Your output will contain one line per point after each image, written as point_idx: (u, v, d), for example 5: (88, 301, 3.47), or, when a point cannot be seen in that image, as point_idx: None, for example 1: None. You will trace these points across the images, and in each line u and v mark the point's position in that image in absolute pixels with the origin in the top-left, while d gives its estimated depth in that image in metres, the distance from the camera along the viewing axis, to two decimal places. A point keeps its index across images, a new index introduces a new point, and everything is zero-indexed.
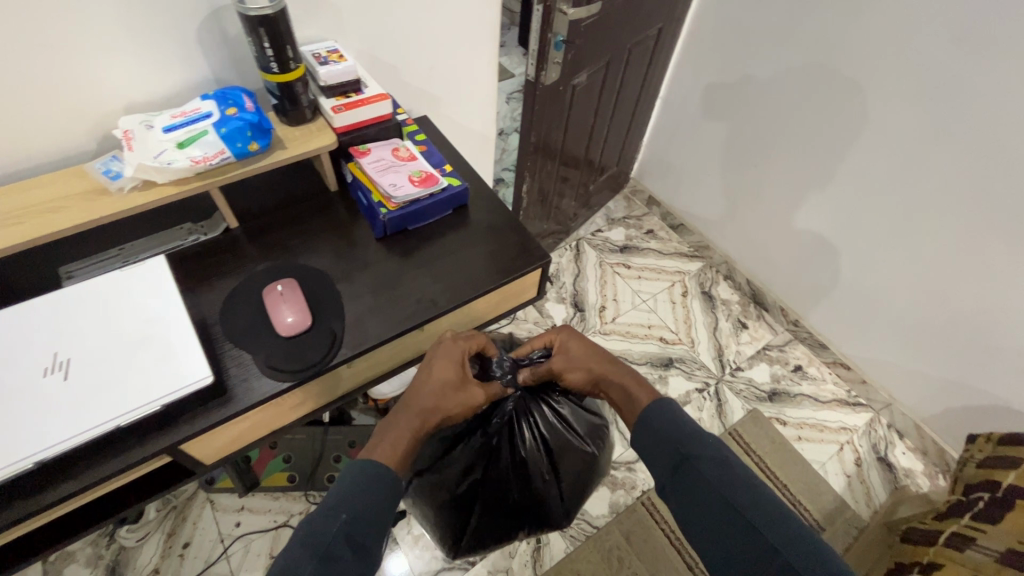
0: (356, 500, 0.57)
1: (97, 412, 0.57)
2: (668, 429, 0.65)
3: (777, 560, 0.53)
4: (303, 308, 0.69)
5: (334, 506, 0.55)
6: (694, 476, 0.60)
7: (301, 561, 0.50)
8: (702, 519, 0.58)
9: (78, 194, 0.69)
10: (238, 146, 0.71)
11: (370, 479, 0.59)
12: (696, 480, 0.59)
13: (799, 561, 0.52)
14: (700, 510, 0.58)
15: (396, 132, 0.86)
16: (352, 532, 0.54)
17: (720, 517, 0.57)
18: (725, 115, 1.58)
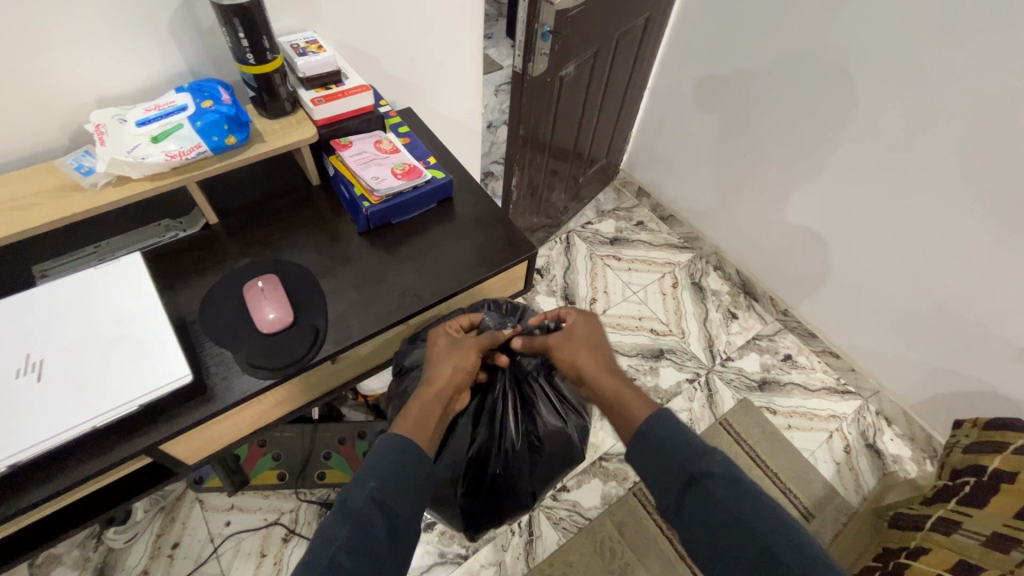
0: (387, 468, 0.58)
1: (72, 414, 0.56)
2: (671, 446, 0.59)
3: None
4: (285, 304, 0.68)
5: (361, 476, 0.57)
6: (705, 499, 0.55)
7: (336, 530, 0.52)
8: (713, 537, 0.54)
9: (49, 191, 0.67)
10: (214, 139, 0.70)
11: (404, 456, 0.59)
12: (709, 505, 0.55)
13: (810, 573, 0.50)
14: (719, 545, 0.53)
15: (378, 124, 0.84)
16: (383, 497, 0.56)
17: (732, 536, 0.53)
18: (714, 106, 1.58)
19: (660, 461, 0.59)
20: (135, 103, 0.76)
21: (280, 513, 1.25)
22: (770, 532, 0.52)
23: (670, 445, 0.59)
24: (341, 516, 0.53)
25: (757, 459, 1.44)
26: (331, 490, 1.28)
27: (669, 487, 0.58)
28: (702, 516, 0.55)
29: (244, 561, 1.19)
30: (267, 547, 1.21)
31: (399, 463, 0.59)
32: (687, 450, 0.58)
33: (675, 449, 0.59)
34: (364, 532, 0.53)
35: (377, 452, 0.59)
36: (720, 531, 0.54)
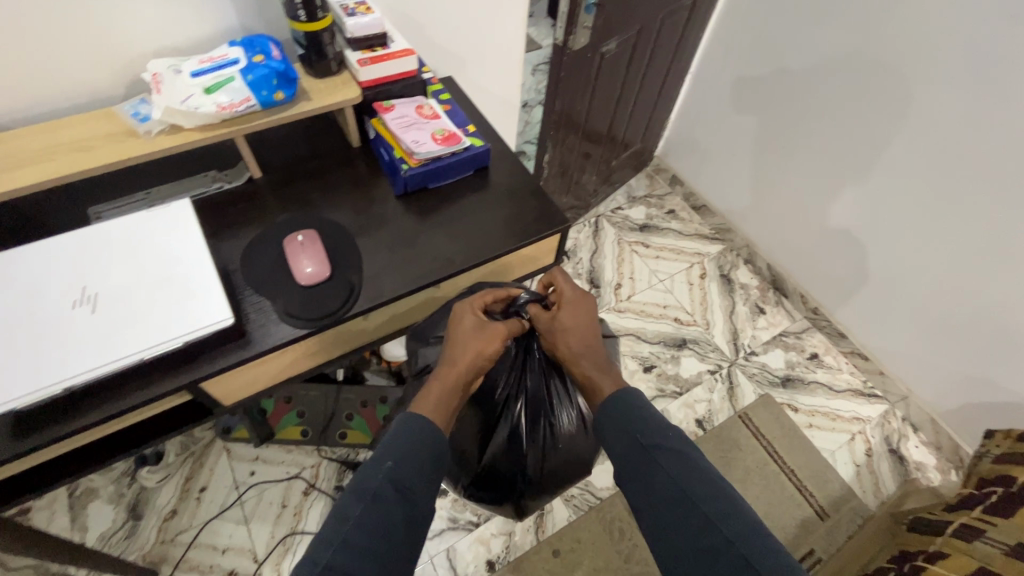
0: (403, 450, 0.59)
1: (122, 345, 0.59)
2: (629, 422, 0.62)
3: (733, 552, 0.52)
4: (322, 259, 0.70)
5: (378, 456, 0.58)
6: (654, 466, 0.59)
7: (351, 505, 0.54)
8: (664, 511, 0.57)
9: (107, 135, 0.70)
10: (263, 94, 0.71)
11: (417, 431, 0.60)
12: (657, 470, 0.58)
13: (754, 553, 0.51)
14: (664, 508, 0.56)
15: (420, 89, 0.85)
16: (398, 480, 0.57)
17: (679, 511, 0.56)
18: (758, 93, 1.53)
19: (618, 430, 0.63)
20: (190, 56, 0.78)
21: (301, 467, 1.30)
22: (712, 499, 0.55)
23: (628, 419, 0.62)
24: (356, 496, 0.55)
25: (774, 455, 1.43)
26: (351, 450, 1.32)
27: (620, 452, 0.61)
28: (648, 481, 0.58)
29: (266, 509, 1.24)
30: (288, 498, 1.26)
31: (415, 444, 0.59)
32: (642, 422, 0.62)
33: (631, 422, 0.62)
34: (379, 511, 0.54)
35: (396, 431, 0.60)
36: (668, 496, 0.57)
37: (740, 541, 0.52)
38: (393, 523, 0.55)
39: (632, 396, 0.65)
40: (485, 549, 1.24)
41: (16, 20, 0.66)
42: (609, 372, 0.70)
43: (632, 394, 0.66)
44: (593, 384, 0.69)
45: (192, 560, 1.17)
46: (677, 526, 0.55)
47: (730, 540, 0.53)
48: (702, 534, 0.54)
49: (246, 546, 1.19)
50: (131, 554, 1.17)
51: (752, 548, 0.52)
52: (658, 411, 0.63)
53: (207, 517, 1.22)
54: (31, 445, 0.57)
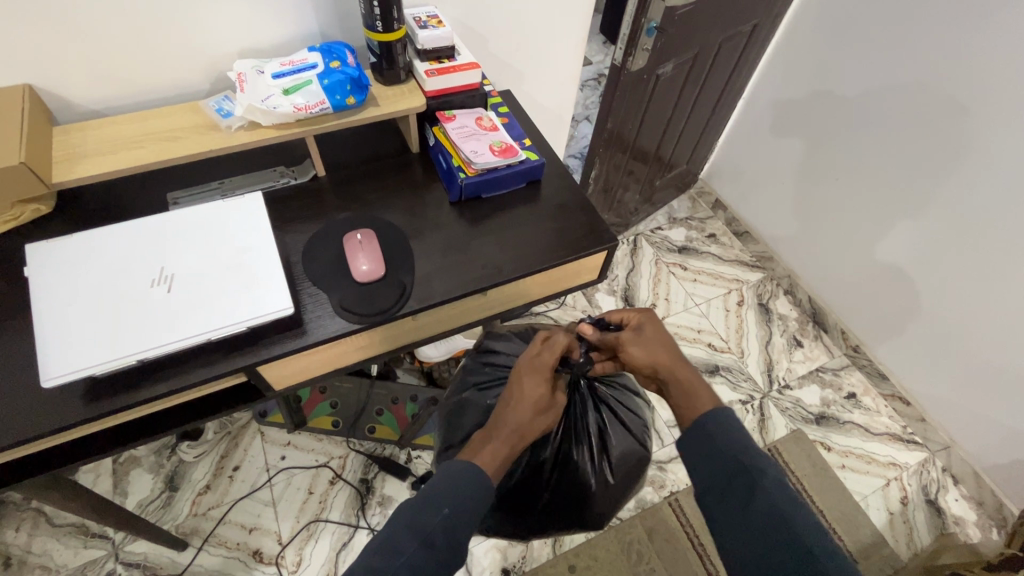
0: (457, 493, 0.62)
1: (191, 325, 0.63)
2: (724, 436, 0.63)
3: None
4: (378, 258, 0.73)
5: (435, 500, 0.61)
6: (756, 491, 0.59)
7: (405, 540, 0.58)
8: (754, 532, 0.57)
9: (191, 127, 0.75)
10: (337, 98, 0.75)
11: (473, 486, 0.64)
12: (758, 495, 0.58)
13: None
14: (759, 533, 0.57)
15: (481, 101, 0.87)
16: (455, 518, 0.61)
17: (770, 532, 0.56)
18: (811, 124, 1.51)
19: (716, 448, 0.63)
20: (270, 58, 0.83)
21: (330, 457, 1.34)
22: (808, 529, 0.56)
23: (724, 434, 0.63)
24: (412, 533, 0.59)
25: (803, 492, 1.39)
26: (378, 445, 1.36)
27: (719, 475, 0.61)
28: (747, 505, 0.59)
29: (293, 494, 1.28)
30: (315, 485, 1.29)
31: (472, 488, 0.63)
32: (745, 447, 0.62)
33: (728, 438, 0.63)
34: (431, 553, 0.58)
35: (449, 477, 0.64)
36: (762, 524, 0.57)
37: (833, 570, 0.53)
38: (446, 555, 0.59)
39: (731, 413, 0.65)
40: (501, 557, 1.24)
41: (120, 17, 0.72)
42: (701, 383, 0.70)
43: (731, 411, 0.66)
44: (690, 395, 0.69)
45: (220, 536, 1.21)
46: (768, 549, 0.56)
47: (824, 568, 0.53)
48: (798, 565, 0.54)
49: (271, 528, 1.23)
50: (166, 523, 1.22)
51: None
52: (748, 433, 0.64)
53: (237, 496, 1.27)
54: (105, 409, 0.62)
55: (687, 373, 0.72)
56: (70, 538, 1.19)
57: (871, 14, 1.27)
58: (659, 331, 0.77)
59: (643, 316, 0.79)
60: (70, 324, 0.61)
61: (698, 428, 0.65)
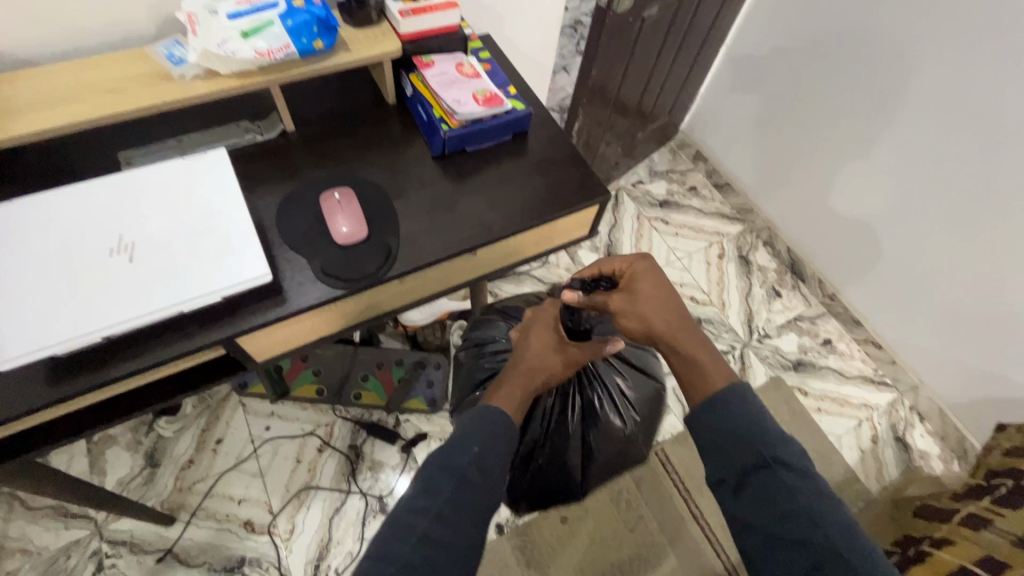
0: (481, 435, 0.65)
1: (160, 297, 0.58)
2: (746, 430, 0.61)
3: None
4: (359, 219, 0.68)
5: (463, 442, 0.64)
6: (776, 483, 0.58)
7: (441, 481, 0.60)
8: (778, 535, 0.56)
9: (139, 76, 0.67)
10: (303, 42, 0.68)
11: (495, 423, 0.67)
12: (778, 489, 0.57)
13: None
14: (779, 530, 0.56)
15: (461, 46, 0.81)
16: (484, 458, 0.63)
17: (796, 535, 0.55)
18: (791, 73, 1.48)
19: (730, 440, 0.61)
20: None
21: (316, 425, 1.31)
22: (839, 533, 0.54)
23: (743, 426, 0.62)
24: (448, 474, 0.60)
25: None
26: (365, 412, 1.33)
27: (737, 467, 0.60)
28: (767, 501, 0.58)
29: (281, 464, 1.26)
30: (303, 454, 1.28)
31: (495, 430, 0.67)
32: (765, 436, 0.60)
33: (750, 431, 0.61)
34: (470, 490, 0.60)
35: (475, 420, 0.67)
36: (786, 523, 0.56)
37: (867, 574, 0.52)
38: (482, 492, 0.61)
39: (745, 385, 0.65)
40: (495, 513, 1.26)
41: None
42: (710, 349, 0.70)
43: (745, 381, 0.66)
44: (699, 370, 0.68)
45: (208, 509, 1.19)
46: (794, 550, 0.55)
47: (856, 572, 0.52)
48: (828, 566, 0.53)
49: (261, 498, 1.22)
50: (150, 500, 1.19)
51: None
52: (772, 420, 0.62)
53: (223, 468, 1.24)
54: (71, 390, 0.57)
55: (693, 337, 0.71)
56: (49, 520, 1.15)
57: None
58: (661, 287, 0.73)
59: (643, 271, 0.76)
60: (20, 300, 0.55)
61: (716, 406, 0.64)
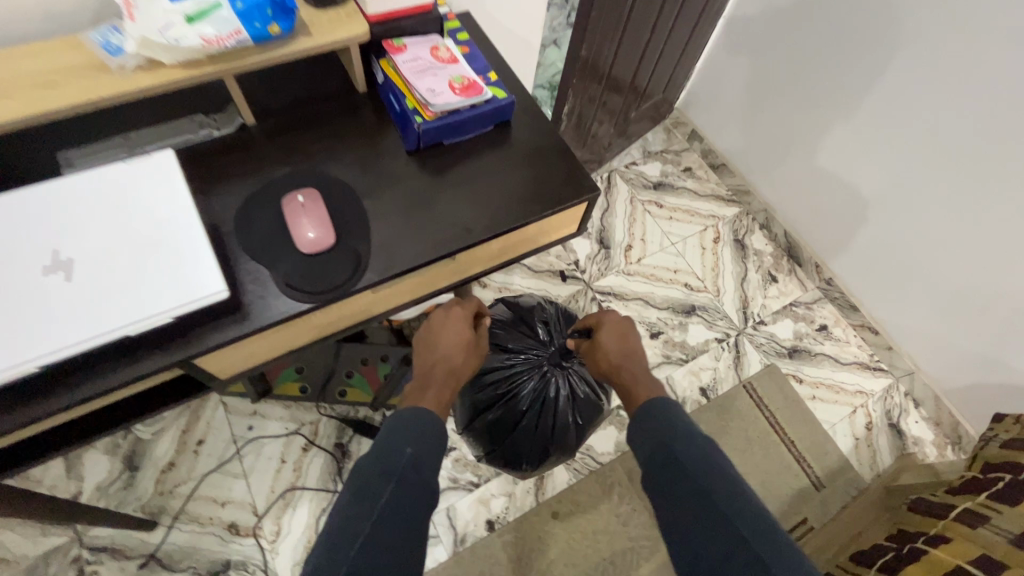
0: (414, 436, 0.72)
1: (103, 320, 0.52)
2: (657, 423, 0.78)
3: (744, 545, 0.65)
4: (325, 224, 0.63)
5: (398, 444, 0.70)
6: (679, 462, 0.73)
7: (381, 483, 0.67)
8: (680, 500, 0.71)
9: (74, 68, 0.60)
10: (256, 27, 0.62)
11: (418, 423, 0.73)
12: (680, 464, 0.73)
13: (763, 548, 0.64)
14: (680, 498, 0.71)
15: (436, 27, 0.74)
16: (419, 459, 0.70)
17: (695, 500, 0.70)
18: (791, 47, 1.40)
19: (646, 431, 0.78)
20: None
21: (300, 424, 1.27)
22: (727, 497, 0.69)
23: (656, 421, 0.78)
24: (386, 479, 0.67)
25: (776, 425, 1.43)
26: (351, 409, 1.30)
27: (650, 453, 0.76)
28: (671, 474, 0.73)
29: (265, 464, 1.23)
30: (287, 453, 1.24)
31: (427, 428, 0.73)
32: (671, 428, 0.76)
33: (660, 425, 0.77)
34: (405, 492, 0.67)
35: (403, 424, 0.73)
36: (684, 492, 0.71)
37: (744, 529, 0.67)
38: (421, 489, 0.69)
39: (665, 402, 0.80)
40: (485, 509, 1.25)
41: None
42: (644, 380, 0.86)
43: (667, 398, 0.81)
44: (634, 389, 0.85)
45: (191, 512, 1.17)
46: (691, 511, 0.70)
47: (737, 528, 0.67)
48: (714, 522, 0.68)
49: (245, 500, 1.19)
50: (130, 505, 1.16)
51: (756, 533, 0.66)
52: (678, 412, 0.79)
53: (205, 470, 1.21)
54: (11, 424, 0.52)
55: (635, 368, 0.88)
56: (26, 528, 1.12)
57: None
58: (623, 335, 0.91)
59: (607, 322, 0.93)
60: None
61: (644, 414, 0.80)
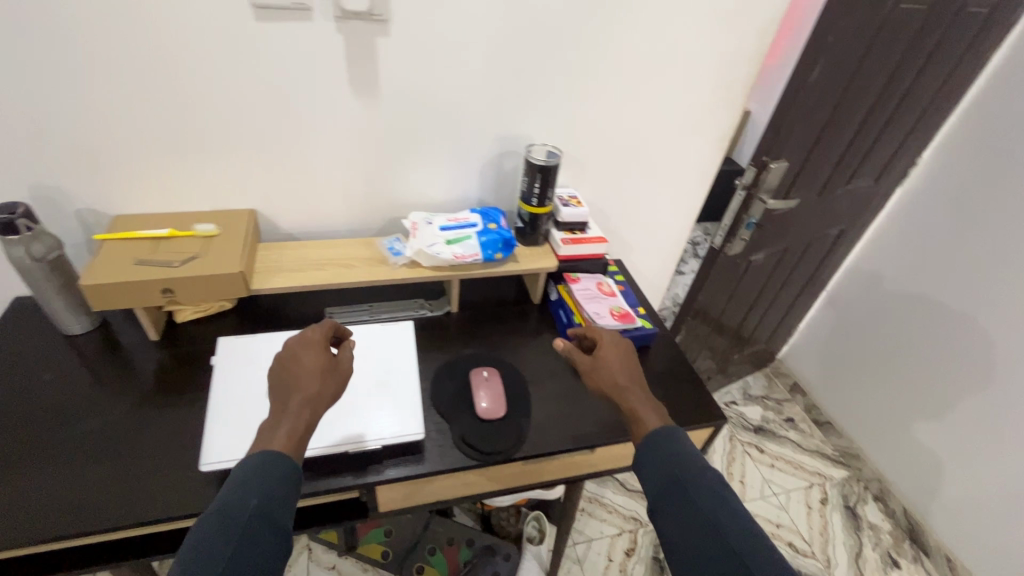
0: (270, 490, 0.53)
1: (336, 435, 0.69)
2: (672, 460, 0.60)
3: (736, 563, 0.50)
4: (497, 398, 0.78)
5: None
6: (690, 492, 0.56)
7: None
8: (674, 520, 0.55)
9: (366, 259, 0.88)
10: (488, 252, 0.87)
11: None
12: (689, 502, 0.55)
13: (756, 564, 0.49)
14: (684, 539, 0.53)
15: (602, 269, 0.98)
16: (270, 516, 0.51)
17: (698, 544, 0.53)
18: (899, 323, 1.54)
19: (652, 477, 0.60)
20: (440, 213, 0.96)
21: None
22: (751, 549, 0.50)
23: (668, 469, 0.59)
24: None
25: None
26: None
27: (654, 485, 0.59)
28: (678, 508, 0.56)
29: None
30: None
31: (282, 495, 0.53)
32: (690, 476, 0.57)
33: (671, 464, 0.59)
34: None
35: None
36: (684, 533, 0.54)
37: (754, 566, 0.49)
38: None
39: (676, 432, 0.63)
40: None
41: (320, 159, 0.86)
42: None
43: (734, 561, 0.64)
44: None
45: None
46: (695, 548, 0.52)
47: (745, 564, 0.49)
48: (721, 564, 0.50)
49: None
50: None
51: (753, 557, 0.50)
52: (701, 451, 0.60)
53: None
54: None
55: None
56: None
57: (967, 223, 1.35)
58: None
59: (607, 340, 0.78)
60: (244, 411, 0.70)
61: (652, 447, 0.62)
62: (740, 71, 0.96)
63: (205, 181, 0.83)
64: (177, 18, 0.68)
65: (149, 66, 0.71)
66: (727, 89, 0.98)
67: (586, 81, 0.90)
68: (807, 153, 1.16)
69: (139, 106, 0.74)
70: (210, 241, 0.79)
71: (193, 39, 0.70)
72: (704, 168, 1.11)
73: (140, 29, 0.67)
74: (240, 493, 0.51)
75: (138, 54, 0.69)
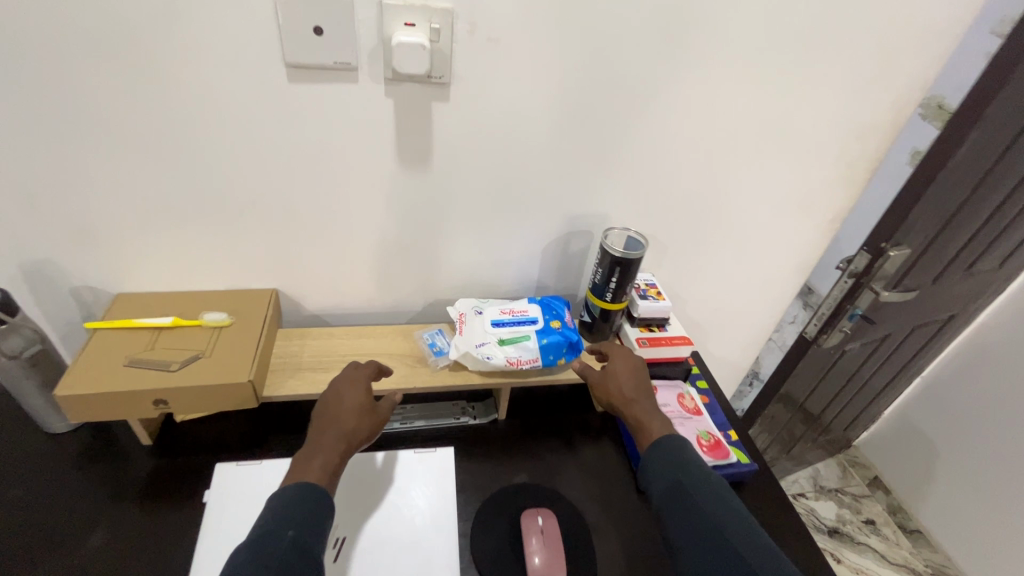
0: (301, 513, 0.50)
1: None
2: (676, 461, 0.59)
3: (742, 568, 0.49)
4: (554, 563, 0.60)
5: None
6: (689, 500, 0.55)
7: None
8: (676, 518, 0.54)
9: (402, 356, 0.73)
10: (550, 358, 0.71)
11: None
12: (693, 504, 0.54)
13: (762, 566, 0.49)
14: (690, 543, 0.52)
15: (683, 374, 0.81)
16: (306, 543, 0.48)
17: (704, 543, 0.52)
18: (1013, 427, 1.28)
19: (652, 478, 0.59)
20: (490, 298, 0.81)
21: None
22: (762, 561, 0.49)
23: (670, 469, 0.58)
24: None
25: None
26: None
27: (657, 490, 0.57)
28: (680, 508, 0.55)
29: None
30: None
31: (314, 511, 0.51)
32: (694, 475, 0.57)
33: (669, 462, 0.59)
34: None
35: None
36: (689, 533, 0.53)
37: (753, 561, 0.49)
38: None
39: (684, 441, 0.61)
40: None
41: (357, 236, 0.73)
42: None
43: None
44: None
45: None
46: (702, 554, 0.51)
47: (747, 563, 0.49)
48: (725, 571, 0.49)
49: None
50: None
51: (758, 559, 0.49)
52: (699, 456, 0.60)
53: None
54: None
55: None
56: None
57: None
58: None
59: (614, 349, 0.74)
60: None
61: (658, 451, 0.60)
62: (867, 145, 0.78)
63: (223, 258, 0.71)
64: (198, 78, 0.56)
65: (162, 134, 0.59)
66: (848, 165, 0.81)
67: (679, 155, 0.74)
68: (934, 235, 0.91)
69: (147, 176, 0.62)
70: (218, 334, 0.66)
71: (215, 103, 0.58)
72: (806, 251, 0.93)
73: (153, 90, 0.56)
74: (276, 523, 0.49)
75: (150, 121, 0.58)
